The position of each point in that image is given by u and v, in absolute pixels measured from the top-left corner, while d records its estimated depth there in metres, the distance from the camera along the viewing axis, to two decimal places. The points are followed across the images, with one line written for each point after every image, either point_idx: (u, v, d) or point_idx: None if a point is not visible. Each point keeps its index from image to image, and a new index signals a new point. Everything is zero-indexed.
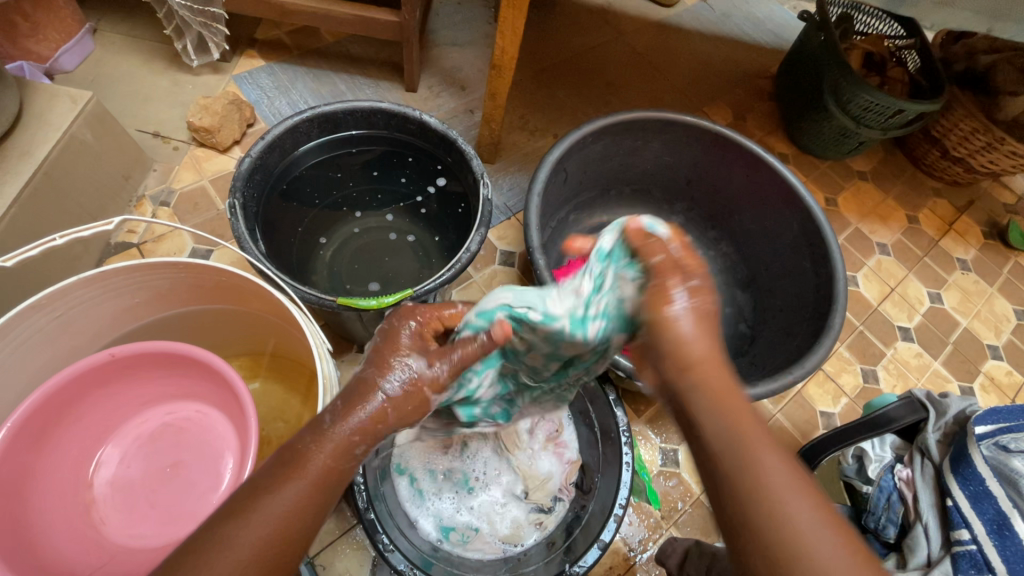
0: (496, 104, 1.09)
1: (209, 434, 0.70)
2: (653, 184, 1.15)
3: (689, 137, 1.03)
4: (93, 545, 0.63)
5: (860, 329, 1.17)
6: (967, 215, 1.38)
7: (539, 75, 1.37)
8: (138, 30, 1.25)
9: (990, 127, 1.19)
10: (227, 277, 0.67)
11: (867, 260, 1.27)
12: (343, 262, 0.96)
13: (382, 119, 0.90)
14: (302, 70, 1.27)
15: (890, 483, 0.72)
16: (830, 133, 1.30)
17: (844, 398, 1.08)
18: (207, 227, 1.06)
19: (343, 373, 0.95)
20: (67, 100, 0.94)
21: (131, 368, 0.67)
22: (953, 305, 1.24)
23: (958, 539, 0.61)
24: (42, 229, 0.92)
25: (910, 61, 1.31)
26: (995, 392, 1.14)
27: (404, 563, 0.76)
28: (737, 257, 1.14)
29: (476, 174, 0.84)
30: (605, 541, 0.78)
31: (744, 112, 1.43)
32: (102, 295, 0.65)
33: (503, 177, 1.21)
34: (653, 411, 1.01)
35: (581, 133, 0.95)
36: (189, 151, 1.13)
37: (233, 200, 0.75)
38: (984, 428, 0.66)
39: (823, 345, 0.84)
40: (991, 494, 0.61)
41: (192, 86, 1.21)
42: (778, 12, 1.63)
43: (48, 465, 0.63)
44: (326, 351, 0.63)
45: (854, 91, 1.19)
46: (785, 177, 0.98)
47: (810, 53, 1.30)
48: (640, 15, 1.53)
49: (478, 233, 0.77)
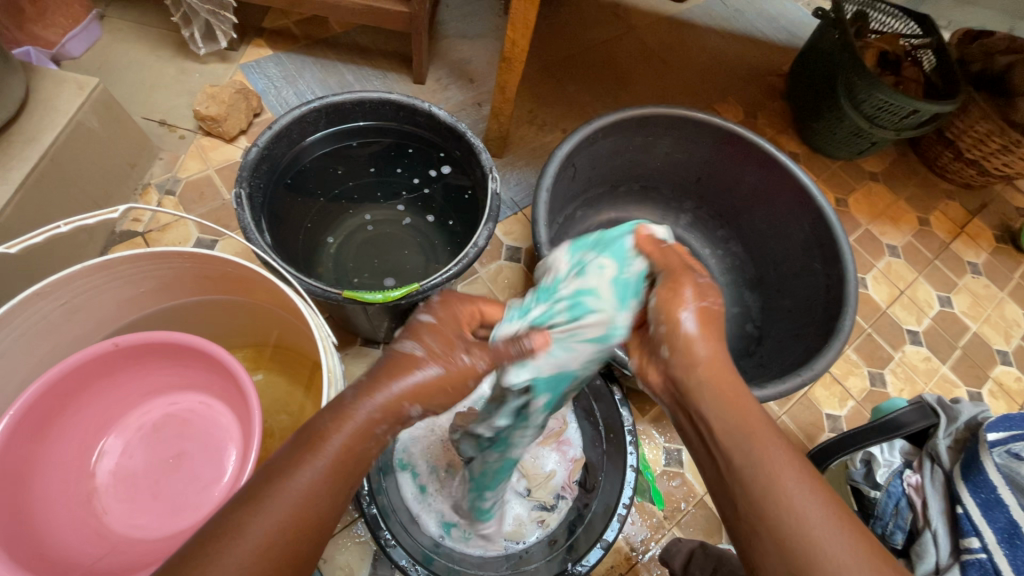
0: (505, 98, 1.07)
1: (211, 426, 0.69)
2: (662, 180, 1.14)
3: (700, 134, 1.02)
4: (94, 534, 0.62)
5: (868, 331, 1.16)
6: (978, 219, 1.36)
7: (549, 68, 1.35)
8: (146, 17, 1.25)
9: (1006, 129, 1.17)
10: (232, 268, 0.67)
11: (877, 262, 1.25)
12: (349, 255, 0.96)
13: (390, 110, 0.89)
14: (310, 60, 1.26)
15: (898, 489, 0.70)
16: (843, 132, 1.28)
17: (851, 401, 1.07)
18: (213, 216, 1.05)
19: (347, 365, 0.95)
20: (73, 87, 0.93)
21: (135, 357, 0.66)
22: (963, 309, 1.22)
23: (968, 547, 0.61)
24: (47, 215, 0.92)
25: (926, 61, 1.29)
26: (1004, 398, 1.13)
27: (406, 559, 0.75)
28: (746, 257, 1.12)
29: (485, 168, 0.83)
30: (608, 541, 0.78)
31: (755, 110, 1.41)
32: (107, 283, 0.65)
33: (510, 172, 1.20)
34: (657, 411, 1.00)
35: (591, 128, 0.94)
36: (195, 140, 1.12)
37: (239, 190, 0.74)
38: (995, 435, 0.64)
39: (832, 349, 0.83)
40: (1003, 502, 0.60)
41: (200, 74, 1.20)
42: (792, 9, 1.61)
43: (50, 455, 0.63)
44: (331, 343, 0.62)
45: (868, 90, 1.17)
46: (797, 175, 0.96)
47: (824, 51, 1.28)
48: (652, 10, 1.51)
49: (485, 228, 0.76)
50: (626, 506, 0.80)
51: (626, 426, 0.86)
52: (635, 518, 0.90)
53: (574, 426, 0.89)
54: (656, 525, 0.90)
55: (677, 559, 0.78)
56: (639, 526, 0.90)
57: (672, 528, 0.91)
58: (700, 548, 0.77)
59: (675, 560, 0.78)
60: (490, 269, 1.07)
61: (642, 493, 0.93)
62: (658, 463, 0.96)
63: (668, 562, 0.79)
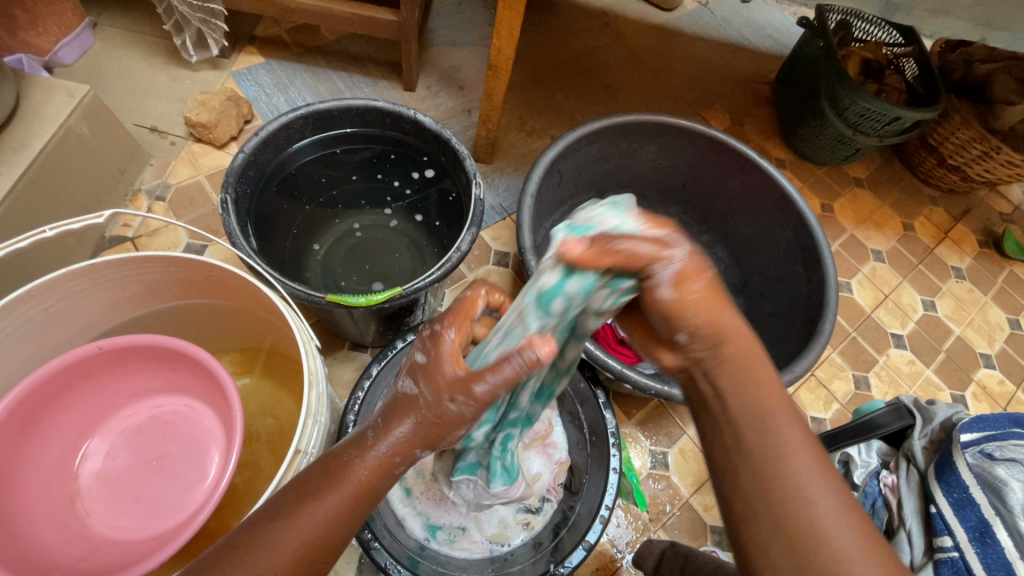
0: (493, 105, 1.09)
1: (195, 429, 0.70)
2: (647, 186, 1.15)
3: (683, 140, 1.04)
4: (76, 536, 0.63)
5: (852, 335, 1.17)
6: (963, 224, 1.38)
7: (539, 75, 1.37)
8: (138, 26, 1.26)
9: (986, 136, 1.19)
10: (217, 273, 0.67)
11: (862, 267, 1.27)
12: (337, 259, 0.97)
13: (376, 117, 0.91)
14: (301, 67, 1.27)
15: (875, 489, 0.72)
16: (827, 139, 1.30)
17: (835, 404, 1.08)
18: (202, 222, 1.06)
19: (334, 368, 0.96)
20: (65, 94, 0.95)
21: (120, 361, 0.67)
22: (947, 313, 1.24)
23: (940, 545, 0.62)
24: (37, 219, 0.93)
25: (909, 69, 1.31)
26: (987, 400, 1.14)
27: (390, 561, 0.77)
28: (731, 261, 1.14)
29: (470, 174, 0.84)
30: (590, 541, 0.80)
31: (742, 117, 1.43)
32: (93, 287, 0.65)
33: (498, 178, 1.21)
34: (643, 414, 1.01)
35: (577, 134, 0.96)
36: (186, 146, 1.13)
37: (225, 195, 0.75)
38: (969, 436, 0.66)
39: (813, 351, 0.84)
40: (974, 501, 0.61)
41: (191, 81, 1.21)
42: (778, 17, 1.64)
43: (34, 457, 0.63)
44: (313, 346, 0.63)
45: (851, 98, 1.19)
46: (779, 181, 0.98)
47: (808, 60, 1.31)
48: (640, 18, 1.54)
49: (468, 233, 0.77)
50: (610, 508, 0.82)
51: (609, 427, 0.88)
52: (620, 520, 0.91)
53: (560, 428, 0.89)
54: (641, 527, 0.91)
55: (649, 561, 0.80)
56: (624, 529, 0.91)
57: (657, 530, 0.91)
58: (671, 548, 0.79)
59: (647, 561, 0.80)
60: (478, 273, 1.09)
61: (626, 496, 0.93)
62: (644, 467, 0.96)
63: (641, 564, 0.81)
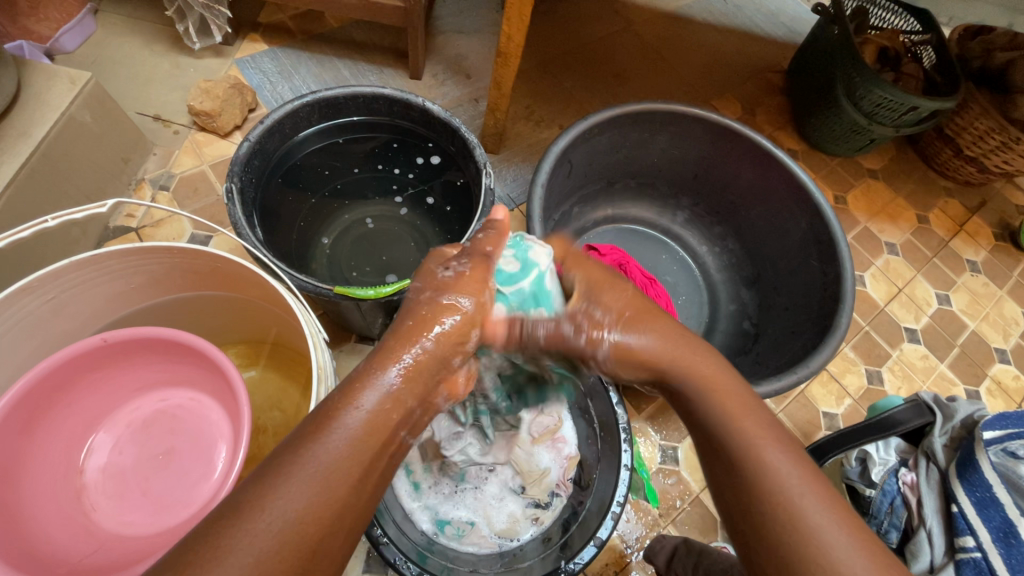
0: (501, 93, 1.07)
1: (202, 423, 0.69)
2: (658, 177, 1.13)
3: (697, 130, 1.01)
4: (82, 530, 0.62)
5: (866, 329, 1.15)
6: (978, 216, 1.36)
7: (547, 63, 1.35)
8: (140, 12, 1.24)
9: (1005, 126, 1.16)
10: (223, 264, 0.66)
11: (875, 260, 1.25)
12: (343, 251, 0.95)
13: (383, 105, 0.89)
14: (306, 55, 1.25)
15: (893, 487, 0.70)
16: (840, 129, 1.28)
17: (847, 399, 1.07)
18: (207, 212, 1.05)
19: (341, 362, 0.95)
20: (66, 81, 0.93)
21: (125, 353, 0.66)
22: (962, 307, 1.22)
23: (962, 546, 0.60)
24: (40, 208, 0.91)
25: (926, 57, 1.28)
26: (1002, 396, 1.13)
27: (399, 556, 0.73)
28: (743, 254, 1.12)
29: (479, 163, 0.82)
30: (601, 538, 0.76)
31: (754, 106, 1.41)
32: (97, 277, 0.64)
33: (506, 168, 1.19)
34: (653, 408, 1.00)
35: (587, 123, 0.93)
36: (189, 135, 1.12)
37: (230, 184, 0.74)
38: (992, 433, 0.64)
39: (828, 346, 0.82)
40: (999, 501, 0.60)
41: (194, 69, 1.19)
42: (792, 5, 1.60)
43: (39, 450, 0.63)
44: (322, 339, 0.62)
45: (866, 87, 1.16)
46: (795, 172, 0.95)
47: (823, 47, 1.28)
48: (651, 5, 1.51)
49: (478, 224, 0.75)
50: (621, 505, 0.77)
51: (620, 423, 0.84)
52: (630, 516, 0.90)
53: (570, 424, 0.89)
54: (652, 523, 0.90)
55: (661, 556, 0.79)
56: (634, 524, 0.90)
57: (667, 526, 0.90)
58: (683, 545, 0.78)
59: (659, 557, 0.79)
60: None
61: (637, 491, 0.92)
62: (654, 461, 0.95)
63: (652, 559, 0.80)
